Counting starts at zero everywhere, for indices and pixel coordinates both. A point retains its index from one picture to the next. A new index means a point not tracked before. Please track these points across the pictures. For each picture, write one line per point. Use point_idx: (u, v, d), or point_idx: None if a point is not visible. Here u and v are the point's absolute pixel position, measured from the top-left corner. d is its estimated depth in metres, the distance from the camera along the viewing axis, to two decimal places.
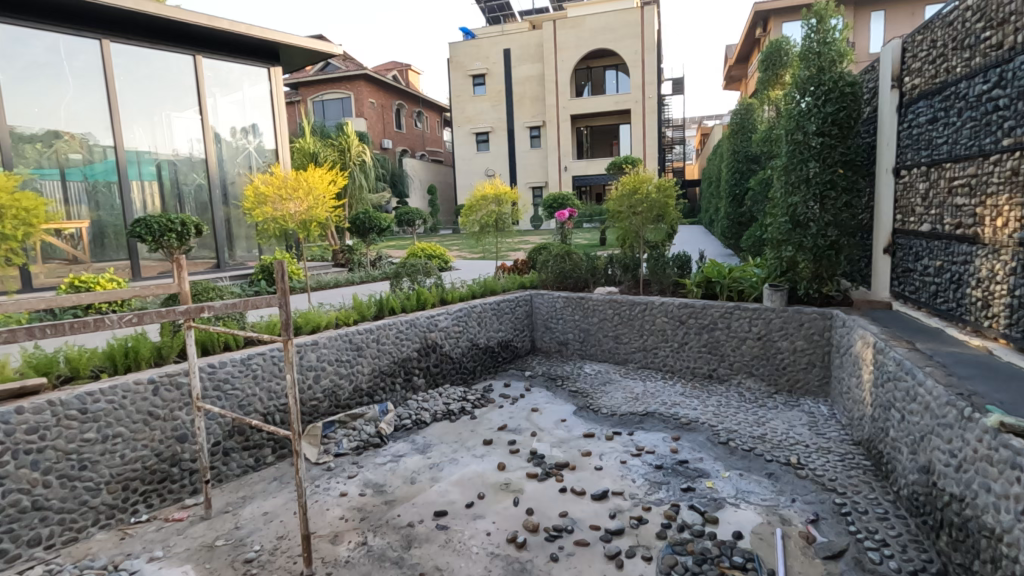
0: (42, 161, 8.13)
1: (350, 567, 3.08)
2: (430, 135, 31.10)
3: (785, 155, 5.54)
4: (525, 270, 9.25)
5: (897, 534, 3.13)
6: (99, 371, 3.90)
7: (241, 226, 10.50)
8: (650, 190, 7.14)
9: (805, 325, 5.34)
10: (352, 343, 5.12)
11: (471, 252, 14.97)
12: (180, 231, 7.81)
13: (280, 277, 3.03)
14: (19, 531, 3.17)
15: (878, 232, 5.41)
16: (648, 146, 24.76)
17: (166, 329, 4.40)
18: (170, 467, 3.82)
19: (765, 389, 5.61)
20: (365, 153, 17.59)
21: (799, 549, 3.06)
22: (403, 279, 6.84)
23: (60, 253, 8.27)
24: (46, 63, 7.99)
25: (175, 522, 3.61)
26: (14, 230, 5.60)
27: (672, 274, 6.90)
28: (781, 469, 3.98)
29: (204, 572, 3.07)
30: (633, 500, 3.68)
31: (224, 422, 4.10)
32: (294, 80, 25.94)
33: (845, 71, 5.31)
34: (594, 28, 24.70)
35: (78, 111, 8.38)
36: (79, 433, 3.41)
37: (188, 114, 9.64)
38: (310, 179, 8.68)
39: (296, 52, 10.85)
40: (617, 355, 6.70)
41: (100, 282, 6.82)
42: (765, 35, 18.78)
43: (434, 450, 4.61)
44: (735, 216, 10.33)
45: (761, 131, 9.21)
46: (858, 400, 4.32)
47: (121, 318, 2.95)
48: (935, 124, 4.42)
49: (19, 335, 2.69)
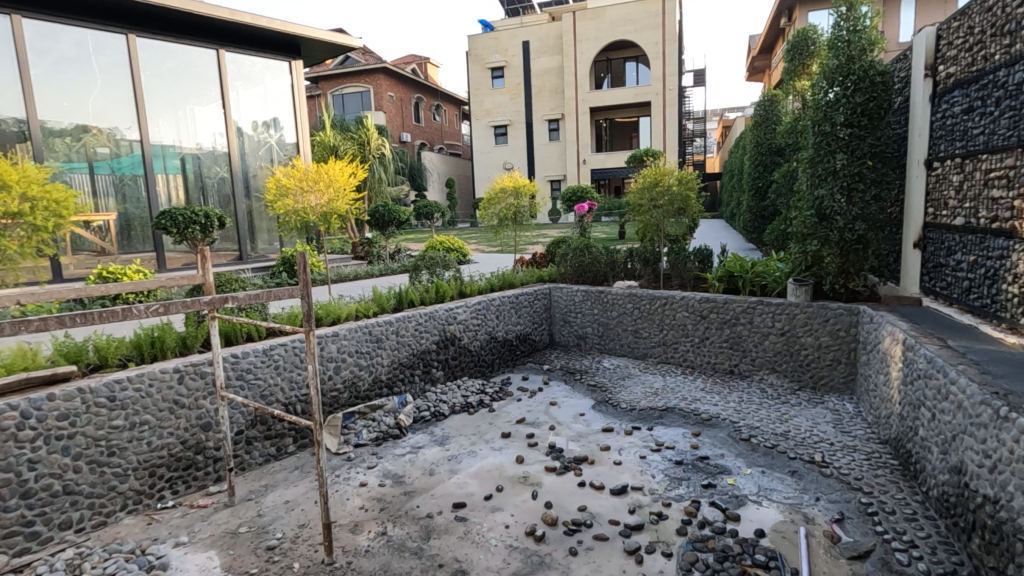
0: (71, 155, 8.31)
1: (370, 557, 3.10)
2: (448, 128, 31.07)
3: (811, 147, 5.42)
4: (544, 263, 9.21)
5: (925, 535, 3.06)
6: (127, 360, 3.98)
7: (263, 219, 10.62)
8: (671, 183, 7.05)
9: (831, 321, 5.22)
10: (372, 335, 5.15)
11: (490, 245, 14.96)
12: (204, 222, 7.93)
13: (302, 268, 3.03)
14: (51, 514, 3.26)
15: (908, 226, 5.26)
16: (668, 139, 24.42)
17: (190, 319, 4.47)
18: (195, 455, 3.89)
19: (788, 385, 5.52)
20: (385, 146, 17.68)
21: (823, 549, 3.01)
22: (422, 272, 6.85)
23: (89, 244, 8.43)
24: (75, 57, 8.15)
25: (199, 509, 3.68)
26: (45, 221, 5.72)
27: (693, 268, 6.79)
28: (805, 467, 3.91)
29: (228, 558, 3.12)
30: (653, 496, 3.65)
31: (246, 412, 4.17)
32: (316, 74, 26.21)
33: (876, 59, 5.15)
34: (615, 19, 24.41)
35: (107, 106, 8.56)
36: (108, 420, 3.49)
37: (212, 108, 9.76)
38: (330, 171, 8.78)
39: (317, 45, 10.91)
40: (636, 349, 6.65)
41: (128, 273, 6.94)
42: (790, 25, 18.32)
43: (453, 442, 4.63)
44: (758, 210, 10.22)
45: (786, 122, 9.08)
46: (886, 398, 4.22)
47: (148, 308, 3.00)
48: (971, 114, 4.27)
49: (50, 324, 2.74)
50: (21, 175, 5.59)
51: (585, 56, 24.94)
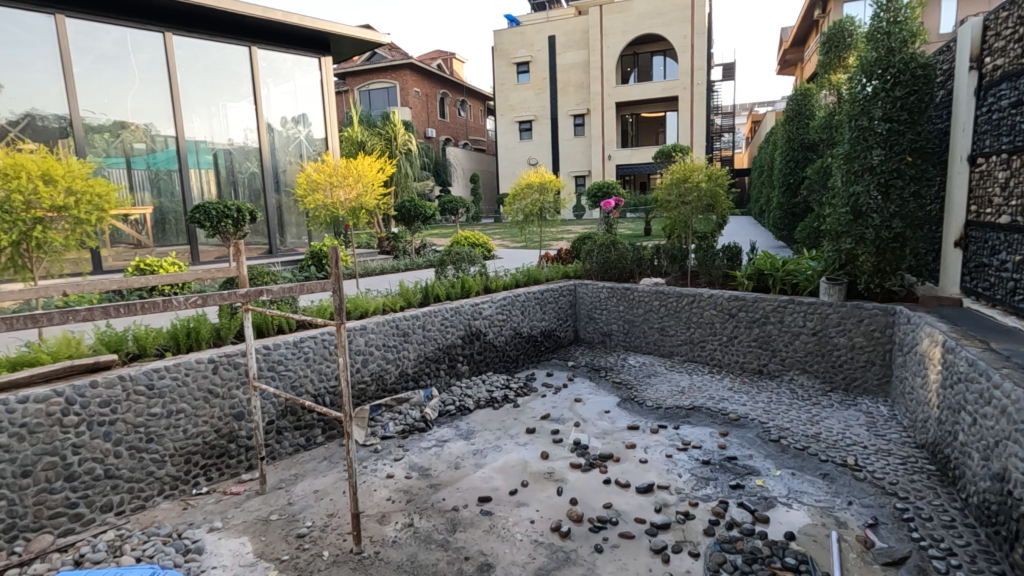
0: (110, 150, 8.56)
1: (397, 548, 3.14)
2: (473, 124, 31.09)
3: (847, 142, 5.27)
4: (569, 259, 9.17)
5: (965, 543, 2.96)
6: (164, 349, 4.09)
7: (292, 213, 10.82)
8: (701, 179, 6.93)
9: (865, 322, 5.09)
10: (399, 329, 5.21)
11: (515, 241, 15.00)
12: (236, 216, 8.13)
13: (334, 262, 3.07)
14: (93, 497, 3.38)
15: (949, 224, 5.09)
16: (696, 134, 24.05)
17: (224, 311, 4.57)
18: (228, 443, 4.00)
19: (819, 386, 5.40)
20: (411, 141, 17.80)
21: (856, 554, 2.94)
22: (448, 267, 6.91)
23: (126, 237, 8.71)
24: (115, 55, 8.38)
25: (232, 496, 3.79)
26: (87, 215, 5.91)
27: (721, 265, 6.64)
28: (837, 470, 3.83)
29: (260, 545, 3.20)
30: (678, 496, 3.62)
31: (277, 402, 4.26)
32: (343, 69, 26.45)
33: (918, 51, 4.97)
34: (642, 13, 24.11)
35: (144, 103, 8.79)
36: (147, 407, 3.61)
37: (243, 104, 9.94)
38: (359, 167, 8.90)
39: (346, 41, 11.05)
40: (662, 347, 6.59)
41: (163, 266, 7.13)
42: (824, 17, 17.82)
43: (478, 437, 4.66)
44: (789, 207, 10.05)
45: (820, 117, 8.85)
46: (923, 401, 4.10)
47: (187, 300, 3.08)
48: (1019, 108, 4.10)
49: (96, 314, 2.83)
50: (66, 170, 5.79)
51: (612, 51, 24.68)
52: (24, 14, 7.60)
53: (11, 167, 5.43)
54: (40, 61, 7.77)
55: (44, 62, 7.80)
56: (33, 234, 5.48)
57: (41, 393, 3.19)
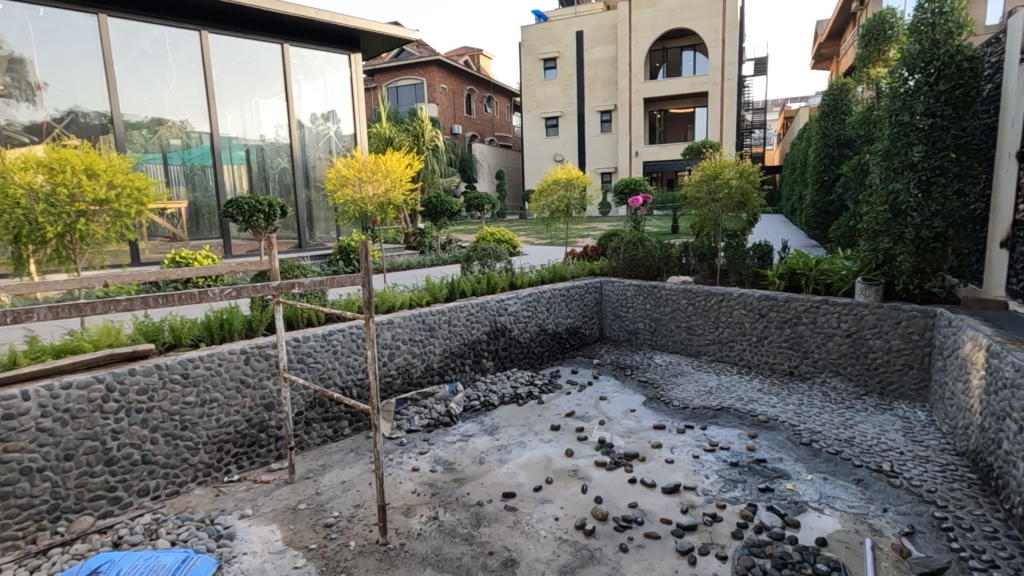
0: (147, 146, 8.77)
1: (422, 540, 3.17)
2: (499, 120, 31.12)
3: (887, 138, 5.09)
4: (595, 256, 9.09)
5: (1008, 555, 2.85)
6: (198, 340, 4.20)
7: (321, 208, 10.99)
8: (731, 177, 6.80)
9: (903, 324, 4.92)
10: (425, 324, 5.25)
11: (540, 238, 14.94)
12: (267, 211, 8.28)
13: (363, 256, 3.09)
14: (131, 481, 3.49)
15: (994, 224, 4.90)
16: (726, 130, 23.60)
17: (256, 304, 4.67)
18: (258, 433, 4.08)
19: (853, 390, 5.25)
20: (438, 137, 17.90)
21: (892, 562, 2.85)
22: (473, 263, 6.91)
23: (162, 230, 8.94)
24: (153, 53, 8.60)
25: (262, 484, 3.87)
26: (127, 209, 6.06)
27: (751, 264, 6.50)
28: (872, 475, 3.72)
29: (289, 533, 3.26)
30: (706, 497, 3.57)
31: (306, 394, 4.33)
32: (372, 66, 26.73)
33: (965, 44, 4.76)
34: (672, 7, 23.75)
35: (180, 99, 9.01)
36: (182, 396, 3.71)
37: (275, 101, 10.11)
38: (387, 163, 9.03)
39: (375, 38, 11.14)
40: (689, 346, 6.49)
41: (197, 259, 7.30)
42: (862, 8, 17.26)
43: (502, 433, 4.67)
44: (823, 205, 9.78)
45: (857, 113, 8.62)
46: (964, 407, 3.95)
47: (222, 292, 3.15)
48: None
49: (135, 304, 2.91)
50: (107, 165, 5.98)
51: (641, 45, 24.36)
52: (69, 14, 7.87)
53: (57, 162, 5.64)
54: (83, 59, 8.04)
55: (86, 60, 8.06)
56: (76, 226, 5.73)
57: (83, 379, 3.30)
